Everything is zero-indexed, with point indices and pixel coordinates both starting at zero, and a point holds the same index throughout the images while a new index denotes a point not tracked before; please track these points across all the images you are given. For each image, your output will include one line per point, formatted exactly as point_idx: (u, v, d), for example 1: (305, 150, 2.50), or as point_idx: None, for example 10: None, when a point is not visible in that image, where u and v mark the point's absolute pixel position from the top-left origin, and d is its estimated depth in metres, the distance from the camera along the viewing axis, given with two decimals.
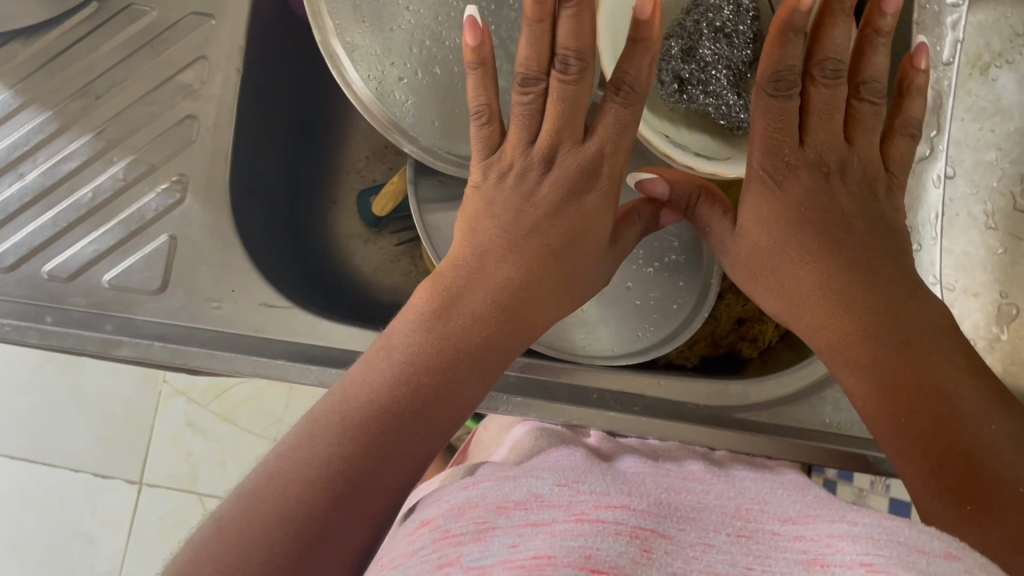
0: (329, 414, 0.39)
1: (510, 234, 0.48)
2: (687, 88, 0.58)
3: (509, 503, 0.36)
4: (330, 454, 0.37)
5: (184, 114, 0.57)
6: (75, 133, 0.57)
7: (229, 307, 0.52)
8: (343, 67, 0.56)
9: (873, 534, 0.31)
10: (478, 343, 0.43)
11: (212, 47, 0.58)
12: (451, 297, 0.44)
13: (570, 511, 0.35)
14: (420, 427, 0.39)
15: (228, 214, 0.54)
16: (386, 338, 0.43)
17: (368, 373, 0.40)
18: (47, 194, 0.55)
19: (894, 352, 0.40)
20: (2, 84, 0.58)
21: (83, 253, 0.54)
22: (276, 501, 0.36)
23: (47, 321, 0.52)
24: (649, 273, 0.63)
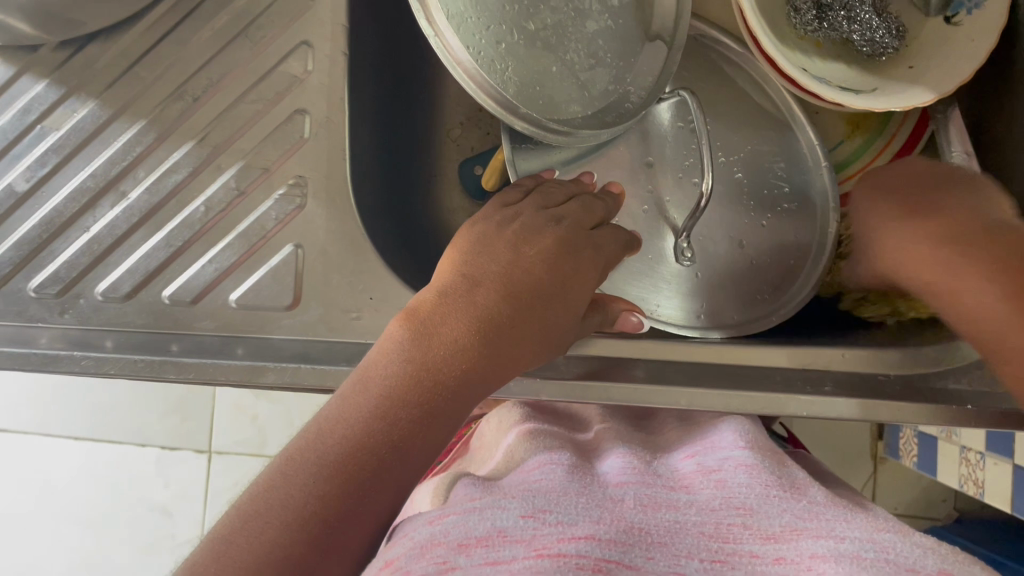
0: (304, 452, 0.36)
1: (500, 268, 0.46)
2: (826, 14, 0.53)
3: (471, 540, 0.33)
4: (306, 492, 0.34)
5: (293, 108, 0.56)
6: (175, 142, 0.56)
7: (368, 316, 0.52)
8: (442, 34, 0.48)
9: (859, 552, 0.32)
10: (458, 376, 0.40)
11: (311, 31, 0.57)
12: (431, 327, 0.41)
13: (529, 546, 0.33)
14: (401, 462, 0.36)
15: (351, 214, 0.54)
16: (362, 371, 0.40)
17: (350, 406, 0.38)
18: (157, 213, 0.55)
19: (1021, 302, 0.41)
20: (86, 94, 0.57)
21: (203, 274, 0.54)
22: (243, 547, 0.32)
23: (173, 349, 0.53)
24: (763, 227, 0.60)
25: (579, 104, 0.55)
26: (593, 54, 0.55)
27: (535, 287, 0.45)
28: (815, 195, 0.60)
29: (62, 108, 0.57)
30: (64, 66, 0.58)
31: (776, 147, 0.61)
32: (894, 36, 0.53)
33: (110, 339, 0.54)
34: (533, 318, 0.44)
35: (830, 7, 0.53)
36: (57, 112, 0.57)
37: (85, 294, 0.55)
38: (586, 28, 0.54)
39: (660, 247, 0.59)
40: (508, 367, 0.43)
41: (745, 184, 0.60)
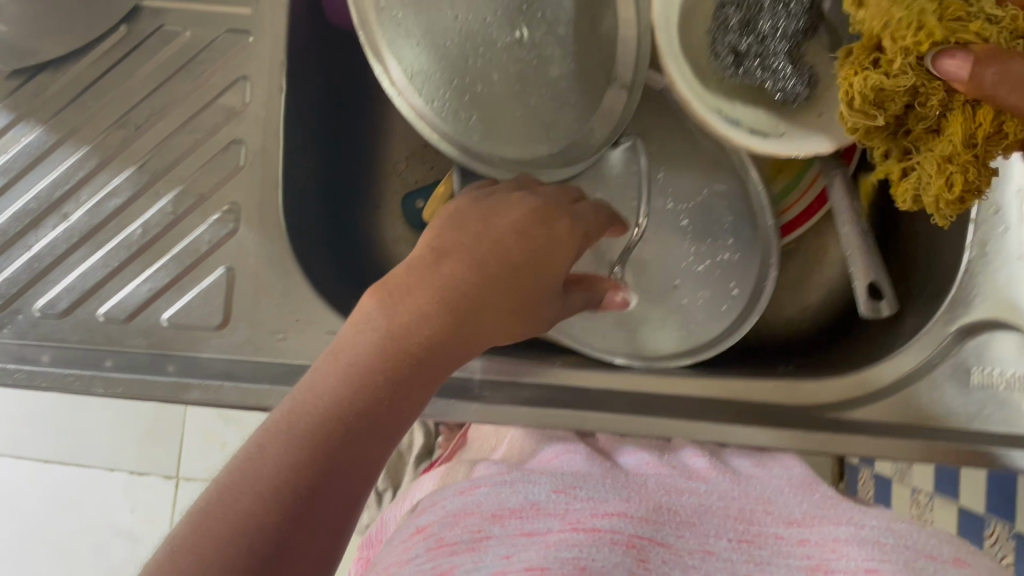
0: (268, 442, 0.33)
1: (472, 241, 0.42)
2: (745, 62, 0.54)
3: (504, 511, 0.39)
4: (268, 482, 0.31)
5: (229, 138, 0.55)
6: (116, 167, 0.55)
7: (294, 337, 0.52)
8: (411, 103, 0.57)
9: (881, 538, 0.37)
10: (429, 346, 0.37)
11: (250, 66, 0.55)
12: (402, 298, 0.38)
13: (565, 521, 0.39)
14: (376, 431, 0.34)
15: (285, 243, 0.53)
16: (333, 348, 0.37)
17: (320, 380, 0.35)
18: (94, 234, 0.54)
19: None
20: (34, 120, 0.56)
21: (137, 292, 0.53)
22: (214, 538, 0.30)
23: (106, 365, 0.52)
24: (698, 271, 0.63)
25: (547, 143, 0.58)
26: (559, 98, 0.55)
27: (510, 261, 0.41)
28: (760, 245, 0.62)
29: (10, 133, 0.56)
30: (16, 92, 0.57)
31: (727, 203, 0.64)
32: (806, 85, 0.54)
33: (45, 354, 0.52)
34: (514, 290, 0.41)
35: (748, 54, 0.54)
36: (4, 135, 0.56)
37: (24, 310, 0.53)
38: (549, 74, 0.55)
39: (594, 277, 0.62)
40: (483, 337, 0.41)
41: (689, 231, 0.64)
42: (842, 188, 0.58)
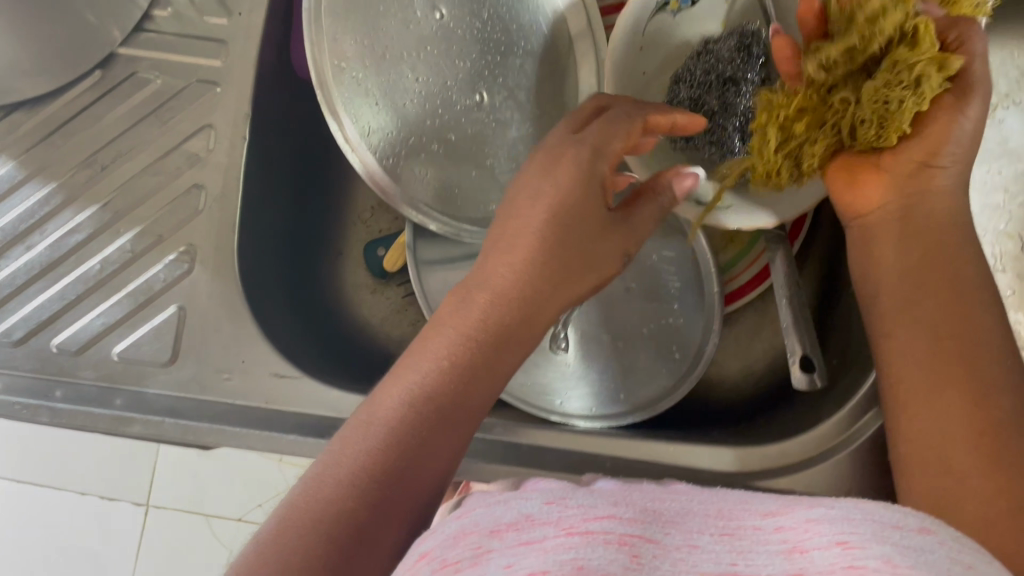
0: (354, 432, 0.38)
1: (531, 216, 0.43)
2: (693, 136, 0.57)
3: (502, 526, 0.30)
4: (351, 468, 0.36)
5: (191, 183, 0.57)
6: (81, 205, 0.57)
7: (239, 378, 0.53)
8: (360, 152, 0.58)
9: (849, 515, 0.29)
10: (496, 339, 0.41)
11: (215, 116, 0.57)
12: (470, 296, 0.42)
13: (559, 525, 0.30)
14: (447, 432, 0.38)
15: (237, 284, 0.54)
16: (417, 347, 0.41)
17: (403, 381, 0.39)
18: (55, 268, 0.56)
19: (922, 287, 0.39)
20: (7, 155, 0.58)
21: (91, 325, 0.55)
22: (305, 519, 0.34)
23: (55, 396, 0.53)
24: (642, 334, 0.64)
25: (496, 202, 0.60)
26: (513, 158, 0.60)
27: (561, 231, 0.42)
28: (704, 312, 0.64)
29: None
30: None
31: (675, 269, 0.65)
32: None
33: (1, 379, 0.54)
34: (570, 273, 0.43)
35: (698, 129, 0.57)
36: None
37: None
38: (505, 135, 0.60)
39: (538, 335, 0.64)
40: (546, 321, 0.43)
41: (634, 293, 0.65)
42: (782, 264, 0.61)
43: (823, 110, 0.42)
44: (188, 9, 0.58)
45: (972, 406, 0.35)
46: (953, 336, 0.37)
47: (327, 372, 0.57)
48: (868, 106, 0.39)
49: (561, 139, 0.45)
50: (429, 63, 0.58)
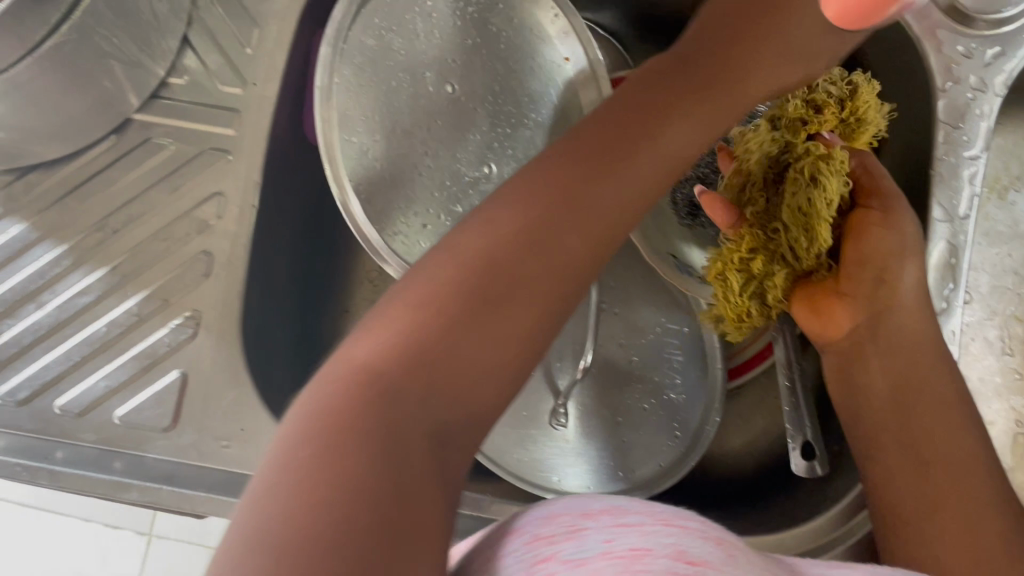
0: (360, 362, 0.32)
1: (582, 132, 0.42)
2: None
3: (594, 511, 0.32)
4: (356, 413, 0.30)
5: (199, 250, 0.57)
6: (90, 267, 0.57)
7: (238, 446, 0.53)
8: (352, 208, 0.55)
9: None
10: (534, 236, 0.37)
11: (227, 183, 0.58)
12: (506, 192, 0.39)
13: (653, 515, 0.32)
14: (509, 289, 0.35)
15: (239, 350, 0.55)
16: (436, 264, 0.36)
17: (460, 243, 0.36)
18: (61, 329, 0.56)
19: (903, 412, 0.46)
20: (20, 215, 0.58)
21: (95, 389, 0.55)
22: (356, 364, 0.31)
23: (56, 457, 0.54)
24: (642, 409, 0.65)
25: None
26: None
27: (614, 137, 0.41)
28: (706, 388, 0.64)
29: None
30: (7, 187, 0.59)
31: (679, 342, 0.66)
32: None
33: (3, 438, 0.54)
34: (611, 168, 0.40)
35: None
36: None
37: None
38: None
39: (537, 408, 0.63)
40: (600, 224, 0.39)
41: (636, 368, 0.66)
42: (785, 344, 0.61)
43: (771, 243, 0.49)
44: (205, 77, 0.59)
45: (964, 528, 0.40)
46: (940, 466, 0.43)
47: None
48: (799, 227, 0.47)
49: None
50: (438, 139, 0.59)
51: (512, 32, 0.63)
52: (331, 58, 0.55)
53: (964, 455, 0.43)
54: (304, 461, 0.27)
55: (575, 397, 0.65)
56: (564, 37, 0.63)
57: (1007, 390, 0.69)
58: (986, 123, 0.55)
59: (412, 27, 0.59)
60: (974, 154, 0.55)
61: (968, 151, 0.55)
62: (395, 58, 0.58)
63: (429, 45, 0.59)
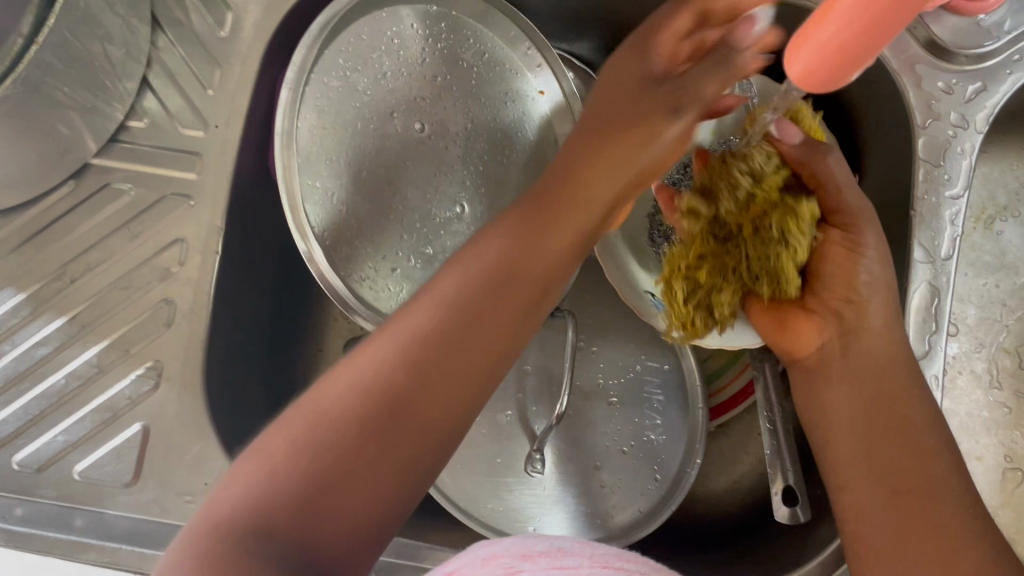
0: (287, 445, 0.36)
1: (496, 227, 0.45)
2: None
3: (531, 552, 0.32)
4: (283, 497, 0.34)
5: (160, 297, 0.56)
6: (49, 316, 0.56)
7: (202, 501, 0.52)
8: (312, 250, 0.53)
9: None
10: (443, 334, 0.41)
11: (188, 229, 0.56)
12: (420, 293, 0.43)
13: (592, 558, 0.32)
14: (453, 369, 0.40)
15: (204, 402, 0.54)
16: (359, 355, 0.40)
17: (404, 326, 0.41)
18: (18, 382, 0.55)
19: (874, 443, 0.44)
20: None
21: (53, 443, 0.54)
22: (286, 452, 0.36)
23: (14, 514, 0.52)
24: (623, 454, 0.63)
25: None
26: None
27: (526, 236, 0.45)
28: (689, 430, 0.64)
29: None
30: None
31: (661, 381, 0.65)
32: None
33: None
34: (513, 262, 0.44)
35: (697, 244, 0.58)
36: None
37: None
38: None
39: (513, 454, 0.62)
40: (506, 322, 0.43)
41: (619, 409, 0.64)
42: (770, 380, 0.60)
43: (726, 257, 0.50)
44: (166, 120, 0.57)
45: (935, 552, 0.38)
46: (911, 493, 0.41)
47: None
48: (763, 265, 0.49)
49: (620, 62, 0.49)
50: (406, 179, 0.58)
51: (484, 68, 0.62)
52: (293, 100, 0.53)
53: (937, 473, 0.41)
54: (270, 494, 0.34)
55: (552, 441, 0.63)
56: (538, 70, 0.63)
57: (995, 424, 0.67)
58: (967, 161, 0.53)
59: (379, 66, 0.57)
60: (956, 193, 0.53)
61: (949, 190, 0.53)
62: (362, 98, 0.56)
63: (397, 83, 0.58)
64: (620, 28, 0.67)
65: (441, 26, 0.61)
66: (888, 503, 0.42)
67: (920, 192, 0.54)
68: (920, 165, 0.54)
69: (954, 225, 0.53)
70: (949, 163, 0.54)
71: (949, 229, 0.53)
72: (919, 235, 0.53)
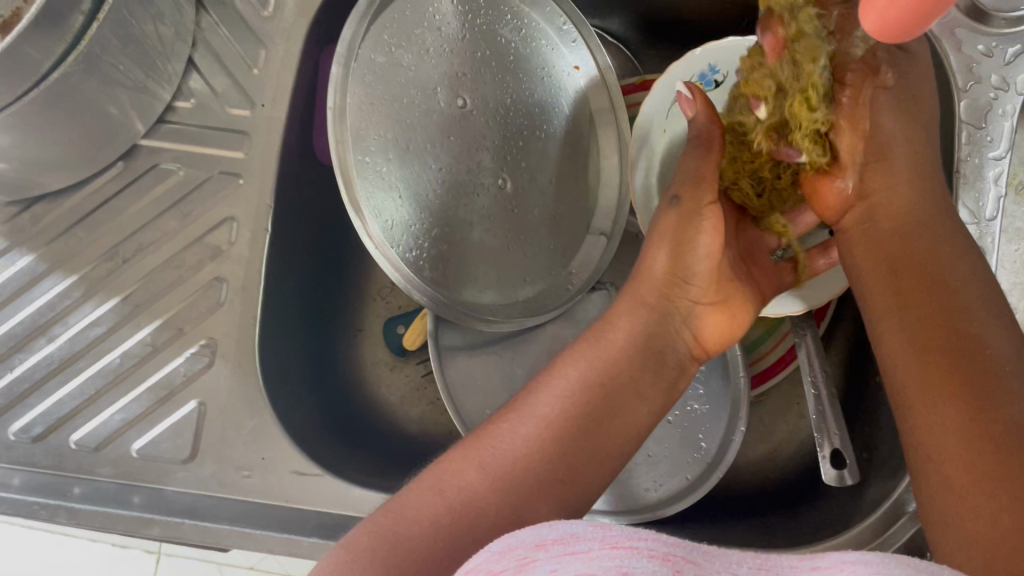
0: (435, 504, 0.40)
1: (603, 331, 0.51)
2: None
3: (546, 540, 0.29)
4: (440, 529, 0.38)
5: (212, 276, 0.56)
6: (101, 298, 0.56)
7: (260, 475, 0.52)
8: (362, 221, 0.53)
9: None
10: (576, 425, 0.45)
11: (239, 208, 0.57)
12: (537, 385, 0.48)
13: (604, 543, 0.28)
14: (580, 447, 0.44)
15: (258, 378, 0.54)
16: (494, 433, 0.44)
17: (530, 411, 0.45)
18: (73, 363, 0.55)
19: (901, 295, 0.43)
20: (28, 248, 0.57)
21: (110, 422, 0.54)
22: (434, 506, 0.40)
23: (74, 493, 0.52)
24: (668, 424, 0.64)
25: (530, 284, 0.63)
26: (537, 241, 0.63)
27: (638, 346, 0.50)
28: (728, 399, 0.64)
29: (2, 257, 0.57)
30: (14, 219, 0.57)
31: None
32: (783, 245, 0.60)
33: (17, 476, 0.53)
34: (633, 368, 0.49)
35: None
36: None
37: None
38: (528, 219, 0.62)
39: None
40: (630, 421, 0.47)
41: None
42: (813, 346, 0.60)
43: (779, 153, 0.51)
44: (212, 100, 0.58)
45: (974, 413, 0.36)
46: (953, 353, 0.39)
47: (345, 464, 0.57)
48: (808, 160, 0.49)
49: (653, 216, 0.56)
50: (450, 153, 0.58)
51: (521, 44, 0.62)
52: (341, 75, 0.53)
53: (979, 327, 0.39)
54: (419, 522, 0.39)
55: None
56: (573, 45, 0.64)
57: None
58: (1008, 122, 0.54)
59: (422, 42, 0.57)
60: (998, 154, 0.54)
61: (992, 151, 0.54)
62: (406, 74, 0.56)
63: (440, 59, 0.57)
64: (652, 6, 0.68)
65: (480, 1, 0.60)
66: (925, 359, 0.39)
67: (963, 154, 0.54)
68: (962, 127, 0.55)
69: (996, 187, 0.54)
70: (991, 125, 0.54)
71: (993, 191, 0.54)
72: (962, 197, 0.54)
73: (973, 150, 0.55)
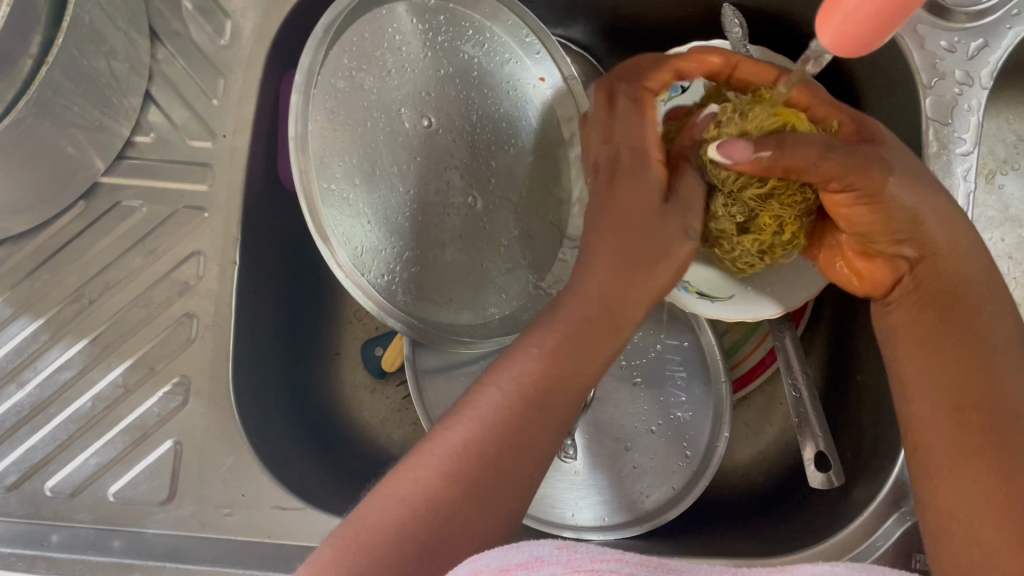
0: (398, 498, 0.39)
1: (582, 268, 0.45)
2: None
3: (510, 566, 0.29)
4: (394, 530, 0.38)
5: (182, 312, 0.55)
6: (70, 340, 0.56)
7: (241, 513, 0.51)
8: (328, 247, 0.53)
9: None
10: (536, 403, 0.42)
11: (206, 242, 0.56)
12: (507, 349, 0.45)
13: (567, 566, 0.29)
14: (538, 429, 0.42)
15: (233, 413, 0.53)
16: (458, 413, 0.42)
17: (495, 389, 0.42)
18: (45, 407, 0.54)
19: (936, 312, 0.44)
20: None
21: (85, 466, 0.53)
22: (393, 506, 0.38)
23: (51, 542, 0.51)
24: (654, 433, 0.63)
25: (506, 301, 0.62)
26: (511, 258, 0.62)
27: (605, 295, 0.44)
28: (711, 407, 0.64)
29: None
30: None
31: (681, 356, 0.66)
32: None
33: None
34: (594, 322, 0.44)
35: None
36: None
37: None
38: (499, 239, 0.62)
39: None
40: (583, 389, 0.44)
41: (642, 388, 0.65)
42: (792, 348, 0.60)
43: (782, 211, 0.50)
44: (172, 133, 0.57)
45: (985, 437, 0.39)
46: (971, 402, 0.40)
47: (326, 493, 0.56)
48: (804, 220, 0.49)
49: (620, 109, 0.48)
50: (418, 175, 0.57)
51: (484, 59, 0.61)
52: (302, 104, 0.52)
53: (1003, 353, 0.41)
54: (379, 528, 0.38)
55: (581, 427, 0.63)
56: (536, 57, 0.62)
57: None
58: (975, 117, 0.54)
59: (383, 64, 0.56)
60: (966, 150, 0.54)
61: (960, 147, 0.54)
62: (369, 97, 0.55)
63: (403, 80, 0.57)
64: (613, 15, 0.67)
65: (439, 19, 0.59)
66: (952, 376, 0.41)
67: (930, 153, 0.54)
68: (929, 125, 0.54)
69: (966, 182, 0.54)
70: (957, 120, 0.54)
71: (963, 186, 0.54)
72: None
73: (940, 146, 0.54)
